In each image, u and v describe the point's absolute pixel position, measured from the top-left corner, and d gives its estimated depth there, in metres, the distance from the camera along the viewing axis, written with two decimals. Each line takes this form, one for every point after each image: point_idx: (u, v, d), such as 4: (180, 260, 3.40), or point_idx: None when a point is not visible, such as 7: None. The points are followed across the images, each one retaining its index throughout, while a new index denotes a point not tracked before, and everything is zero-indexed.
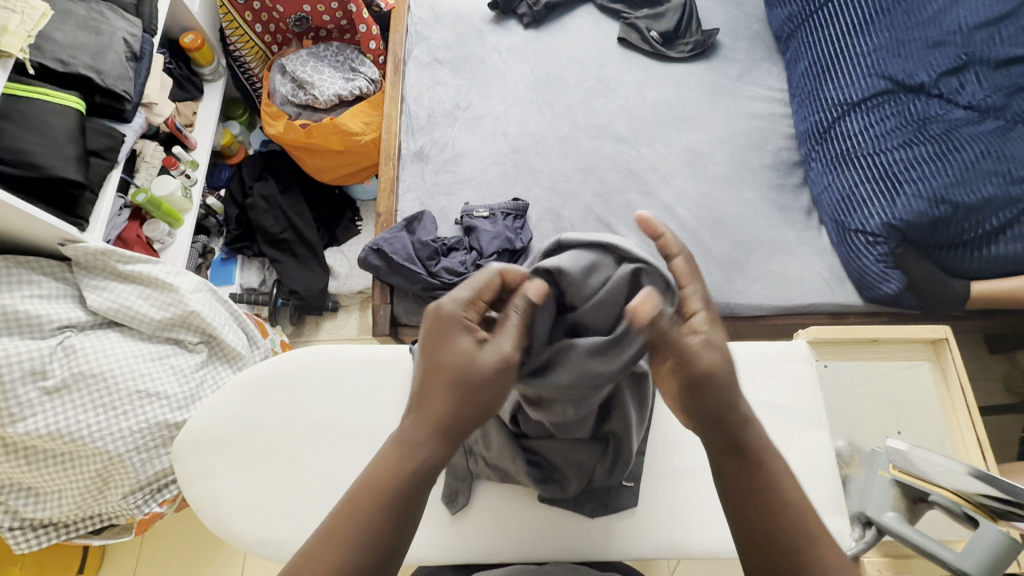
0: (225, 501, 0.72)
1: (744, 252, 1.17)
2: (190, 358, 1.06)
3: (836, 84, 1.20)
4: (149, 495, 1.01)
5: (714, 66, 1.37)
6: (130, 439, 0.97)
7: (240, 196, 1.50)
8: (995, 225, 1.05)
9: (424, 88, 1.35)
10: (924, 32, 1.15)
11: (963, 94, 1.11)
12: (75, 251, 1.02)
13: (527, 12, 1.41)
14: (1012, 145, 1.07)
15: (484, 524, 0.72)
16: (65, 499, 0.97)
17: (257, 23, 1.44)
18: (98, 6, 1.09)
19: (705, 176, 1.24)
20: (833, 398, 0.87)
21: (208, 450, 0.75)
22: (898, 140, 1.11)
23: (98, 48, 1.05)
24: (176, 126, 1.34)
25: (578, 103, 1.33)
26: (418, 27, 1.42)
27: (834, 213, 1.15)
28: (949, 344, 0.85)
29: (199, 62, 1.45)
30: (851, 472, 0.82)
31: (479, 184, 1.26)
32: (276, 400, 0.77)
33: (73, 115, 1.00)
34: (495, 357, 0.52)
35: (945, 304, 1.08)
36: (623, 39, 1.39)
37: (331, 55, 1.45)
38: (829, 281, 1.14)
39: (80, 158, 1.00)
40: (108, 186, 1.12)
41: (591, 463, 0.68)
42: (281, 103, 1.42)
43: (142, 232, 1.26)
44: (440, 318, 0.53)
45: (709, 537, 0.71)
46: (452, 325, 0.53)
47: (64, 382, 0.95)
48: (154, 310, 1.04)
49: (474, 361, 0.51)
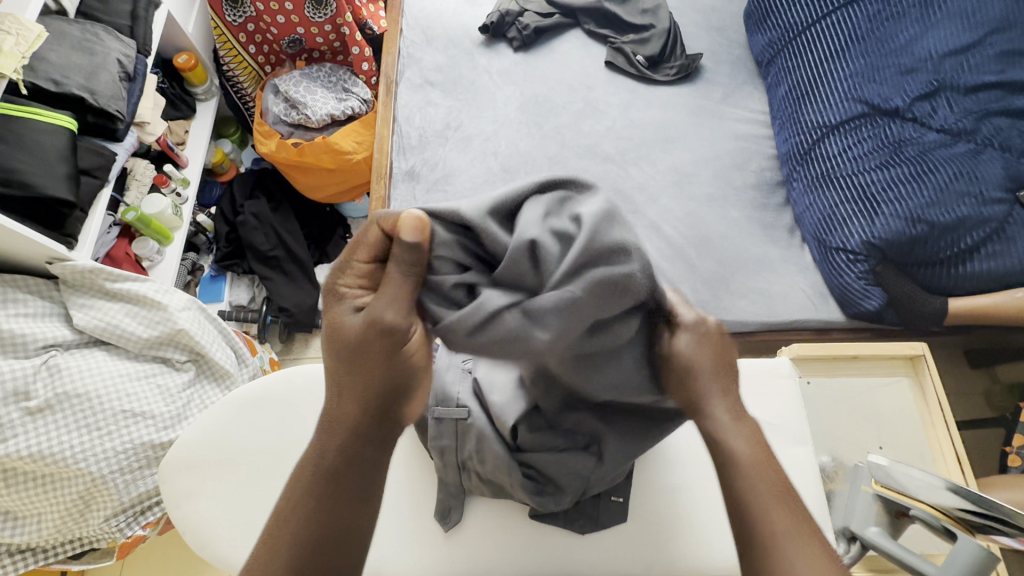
0: (211, 523, 0.72)
1: (729, 269, 1.19)
2: (178, 377, 1.05)
3: (815, 108, 1.24)
4: (132, 518, 0.99)
5: (699, 89, 1.41)
6: (114, 460, 0.95)
7: (230, 213, 1.51)
8: (969, 245, 1.09)
9: (416, 109, 1.38)
10: (897, 59, 1.20)
11: (936, 118, 1.16)
12: (63, 270, 1.01)
13: (516, 36, 1.45)
14: (983, 166, 1.12)
15: (475, 542, 0.72)
16: (43, 523, 0.95)
17: (250, 44, 1.46)
18: (93, 28, 1.10)
19: (691, 196, 1.27)
20: (812, 416, 0.89)
21: (194, 470, 0.74)
22: (875, 162, 1.15)
23: (92, 68, 1.06)
24: (168, 144, 1.34)
25: (567, 123, 1.36)
26: (410, 49, 1.45)
27: (817, 231, 1.18)
28: (927, 360, 0.86)
29: (193, 82, 1.47)
30: (835, 487, 0.82)
31: (469, 203, 1.28)
32: (266, 419, 0.76)
33: (65, 135, 1.00)
34: (363, 318, 0.49)
35: (925, 321, 1.11)
36: (609, 63, 1.43)
37: (324, 75, 1.47)
38: (812, 297, 1.17)
39: (71, 177, 1.00)
40: (99, 204, 1.12)
41: (587, 475, 0.68)
42: (274, 122, 1.43)
43: (131, 250, 1.26)
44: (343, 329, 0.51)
45: (699, 552, 0.71)
46: (335, 297, 0.52)
47: (48, 402, 0.93)
48: (142, 328, 1.04)
49: (339, 329, 0.51)
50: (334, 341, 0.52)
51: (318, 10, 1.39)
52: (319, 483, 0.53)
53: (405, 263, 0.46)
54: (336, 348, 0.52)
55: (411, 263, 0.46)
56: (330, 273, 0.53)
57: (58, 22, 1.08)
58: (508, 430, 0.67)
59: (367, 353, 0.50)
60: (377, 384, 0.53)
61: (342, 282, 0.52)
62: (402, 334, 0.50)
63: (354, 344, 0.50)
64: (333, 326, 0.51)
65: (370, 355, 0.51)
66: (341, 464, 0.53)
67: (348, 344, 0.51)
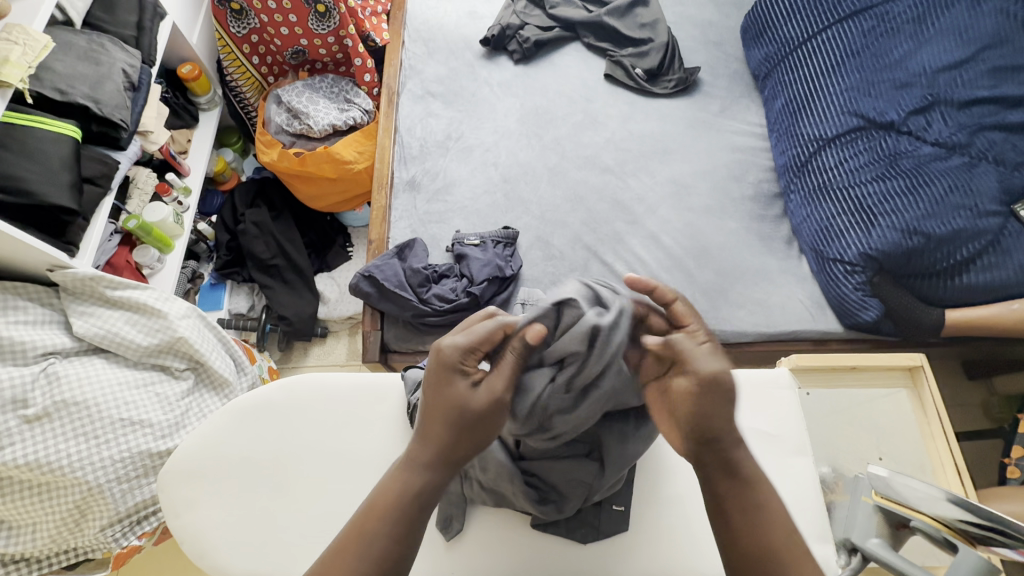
0: (211, 533, 0.71)
1: (728, 280, 1.20)
2: (177, 386, 1.05)
3: (812, 121, 1.26)
4: (128, 528, 0.98)
5: (697, 102, 1.43)
6: (111, 469, 0.95)
7: (232, 222, 1.51)
8: (965, 256, 1.10)
9: (417, 119, 1.39)
10: (891, 74, 1.23)
11: (930, 131, 1.18)
12: (64, 278, 1.02)
13: (517, 49, 1.47)
14: (977, 179, 1.13)
15: (478, 552, 0.71)
16: (38, 533, 0.94)
17: (254, 55, 1.48)
18: (99, 38, 1.11)
19: (689, 207, 1.28)
20: (812, 428, 0.91)
21: (194, 480, 0.74)
22: (871, 175, 1.16)
23: (97, 78, 1.07)
24: (170, 153, 1.35)
25: (566, 135, 1.37)
26: (411, 61, 1.47)
27: (814, 242, 1.19)
28: (925, 371, 0.86)
29: (196, 92, 1.48)
30: (835, 498, 0.85)
31: (469, 213, 1.28)
32: (267, 427, 0.76)
33: (69, 143, 1.01)
34: (485, 394, 0.59)
35: (923, 332, 1.11)
36: (608, 76, 1.45)
37: (326, 86, 1.49)
38: (810, 307, 1.18)
39: (73, 185, 1.01)
40: (101, 212, 1.13)
41: (590, 481, 0.69)
42: (276, 132, 1.44)
43: (132, 258, 1.26)
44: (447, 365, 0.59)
45: (701, 564, 0.70)
46: (454, 370, 0.59)
47: (46, 410, 0.93)
48: (141, 336, 1.04)
49: (463, 405, 0.58)
50: (449, 407, 0.58)
51: (322, 23, 1.40)
52: (391, 526, 0.55)
53: (516, 353, 0.61)
54: (442, 411, 0.58)
55: (526, 357, 0.61)
56: (449, 342, 0.60)
57: (65, 32, 1.09)
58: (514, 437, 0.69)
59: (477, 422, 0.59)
60: (467, 450, 0.59)
61: (458, 356, 0.60)
62: (500, 415, 0.60)
63: (471, 411, 0.58)
64: (454, 400, 0.58)
65: (482, 426, 0.59)
66: (416, 513, 0.56)
67: (449, 399, 0.59)
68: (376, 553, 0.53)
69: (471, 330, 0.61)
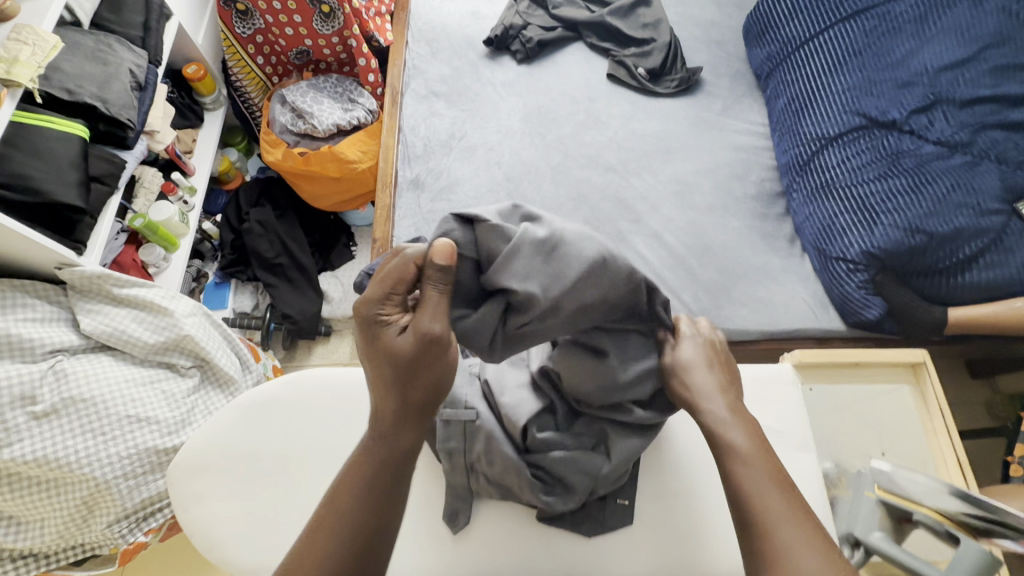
0: (219, 527, 0.72)
1: (731, 278, 1.21)
2: (182, 383, 1.06)
3: (814, 120, 1.26)
4: (135, 524, 0.99)
5: (700, 101, 1.43)
6: (118, 465, 0.96)
7: (236, 221, 1.52)
8: (967, 254, 1.10)
9: (421, 119, 1.40)
10: (893, 73, 1.23)
11: (932, 130, 1.18)
12: (71, 275, 1.02)
13: (520, 49, 1.48)
14: (979, 178, 1.13)
15: (483, 546, 0.72)
16: (46, 529, 0.95)
17: (259, 56, 1.49)
18: (106, 39, 1.12)
19: (692, 206, 1.29)
20: (815, 421, 0.89)
21: (202, 474, 0.74)
22: (873, 173, 1.17)
23: (105, 78, 1.08)
24: (176, 152, 1.36)
25: (569, 134, 1.38)
26: (415, 61, 1.48)
27: (816, 241, 1.20)
28: (928, 368, 0.87)
29: (201, 92, 1.49)
30: (839, 493, 0.82)
31: (473, 212, 1.29)
32: (274, 423, 0.77)
33: (78, 142, 1.02)
34: (413, 336, 0.56)
35: (925, 330, 1.12)
36: (611, 75, 1.46)
37: (330, 86, 1.49)
38: (813, 305, 1.18)
39: (82, 184, 1.02)
40: (108, 211, 1.14)
41: (595, 475, 0.69)
42: (281, 132, 1.45)
43: (138, 256, 1.27)
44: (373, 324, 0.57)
45: (705, 558, 0.71)
46: (375, 324, 0.57)
47: (54, 407, 0.94)
48: (148, 333, 1.05)
49: (394, 352, 0.56)
50: (384, 358, 0.56)
51: (326, 23, 1.41)
52: (360, 491, 0.56)
53: (435, 282, 0.56)
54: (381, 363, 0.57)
55: (449, 281, 0.56)
56: (365, 295, 0.57)
57: (73, 33, 1.10)
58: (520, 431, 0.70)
59: (419, 367, 0.57)
60: (422, 396, 0.58)
61: (379, 304, 0.57)
62: (438, 347, 0.56)
63: (406, 357, 0.56)
64: (384, 351, 0.56)
65: (423, 369, 0.57)
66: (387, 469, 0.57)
67: (384, 351, 0.56)
68: (348, 528, 0.54)
69: (383, 275, 0.57)
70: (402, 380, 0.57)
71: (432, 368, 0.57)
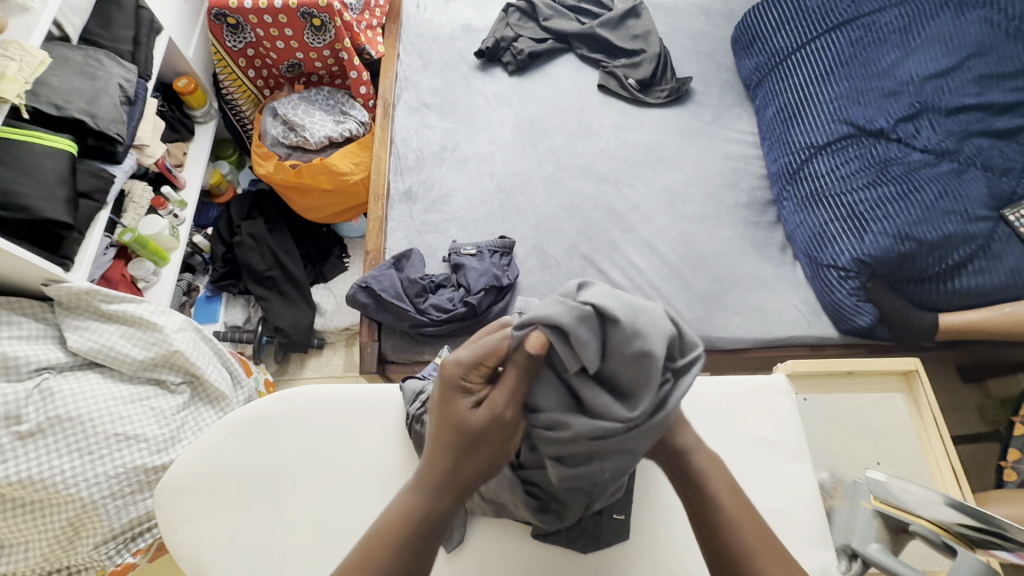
0: (208, 549, 0.70)
1: (724, 287, 1.21)
2: (172, 400, 1.04)
3: (803, 129, 1.28)
4: (122, 546, 0.97)
5: (690, 111, 1.44)
6: (105, 485, 0.94)
7: (227, 234, 1.51)
8: (956, 261, 1.11)
9: (412, 131, 1.40)
10: (880, 83, 1.25)
11: (919, 138, 1.19)
12: (59, 292, 1.01)
13: (511, 61, 1.48)
14: (967, 185, 1.15)
15: (478, 563, 0.70)
16: (31, 551, 0.93)
17: (250, 69, 1.49)
18: (95, 53, 1.12)
19: (684, 215, 1.29)
20: (810, 429, 0.87)
21: (191, 494, 0.73)
22: (862, 181, 1.18)
23: (94, 93, 1.07)
24: (166, 166, 1.36)
25: (561, 145, 1.39)
26: (407, 73, 1.49)
27: (808, 249, 1.20)
28: (921, 377, 0.87)
29: (192, 105, 1.48)
30: (835, 503, 0.81)
31: (465, 223, 1.29)
32: (264, 442, 0.76)
33: (65, 157, 1.01)
34: (486, 413, 0.56)
35: (917, 336, 1.12)
36: (602, 86, 1.47)
37: (322, 99, 1.49)
38: (806, 313, 1.19)
39: (69, 200, 1.01)
40: (96, 226, 1.13)
41: (592, 488, 0.68)
42: (272, 144, 1.45)
43: (127, 271, 1.26)
44: (445, 378, 0.57)
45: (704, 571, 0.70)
46: (455, 390, 0.57)
47: (39, 426, 0.92)
48: (137, 349, 1.03)
49: (466, 424, 0.56)
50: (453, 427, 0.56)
51: (317, 36, 1.42)
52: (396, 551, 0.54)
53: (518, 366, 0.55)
54: (450, 436, 0.56)
55: (532, 367, 0.55)
56: (452, 357, 0.58)
57: (61, 48, 1.10)
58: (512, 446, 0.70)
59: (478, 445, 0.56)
60: (473, 474, 0.57)
61: (461, 376, 0.57)
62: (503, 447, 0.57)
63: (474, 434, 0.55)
64: (453, 418, 0.56)
65: (483, 447, 0.56)
66: (422, 539, 0.55)
67: (475, 436, 0.56)
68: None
69: (477, 344, 0.57)
70: (458, 452, 0.56)
71: (493, 448, 0.57)
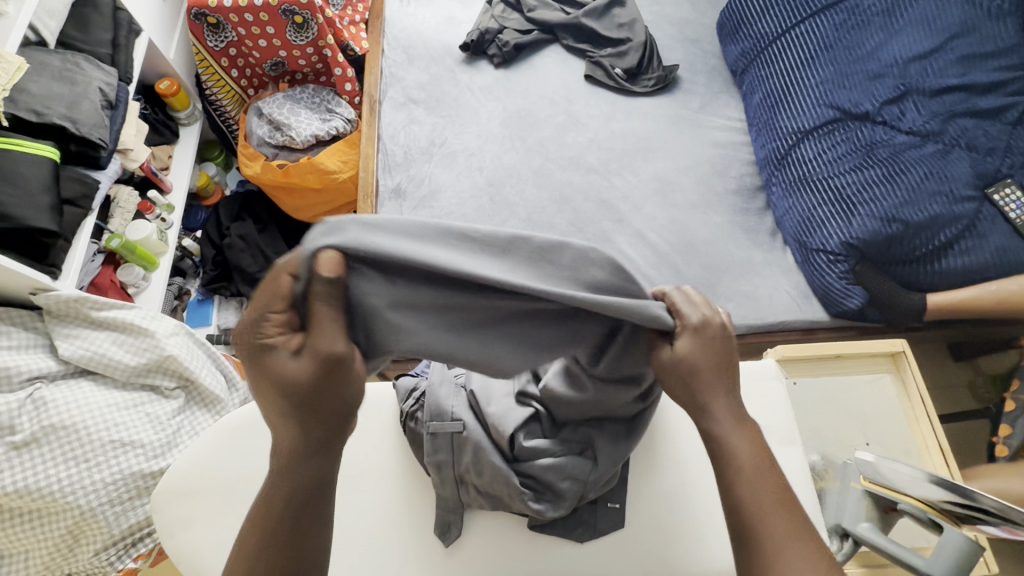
0: (206, 553, 0.70)
1: (715, 274, 1.22)
2: (167, 405, 1.04)
3: (790, 114, 1.28)
4: (124, 551, 0.97)
5: (678, 99, 1.44)
6: (103, 492, 0.94)
7: (217, 236, 1.50)
8: (943, 241, 1.12)
9: (399, 127, 1.39)
10: (864, 66, 1.25)
11: (905, 120, 1.20)
12: (47, 301, 1.01)
13: (497, 53, 1.48)
14: (952, 166, 1.15)
15: (477, 557, 0.71)
16: (31, 560, 0.94)
17: (233, 68, 1.48)
18: (74, 57, 1.10)
19: (675, 203, 1.30)
20: (800, 414, 0.89)
21: (189, 499, 0.73)
22: (849, 165, 1.19)
23: (74, 98, 1.06)
24: (151, 170, 1.34)
25: (549, 137, 1.38)
26: (392, 68, 1.47)
27: (797, 233, 1.21)
28: (907, 357, 0.88)
29: (175, 108, 1.47)
30: (826, 485, 0.82)
31: (456, 218, 1.29)
32: (259, 444, 0.76)
33: (47, 165, 1.00)
34: (295, 359, 0.45)
35: (906, 316, 1.13)
36: (589, 77, 1.46)
37: (307, 97, 1.48)
38: (797, 298, 1.20)
39: (54, 207, 1.00)
40: (82, 233, 1.12)
41: (585, 478, 0.69)
42: (258, 145, 1.44)
43: (116, 277, 1.25)
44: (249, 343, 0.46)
45: (696, 557, 0.71)
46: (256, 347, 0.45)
47: (33, 436, 0.92)
48: (129, 356, 1.03)
49: (288, 378, 0.45)
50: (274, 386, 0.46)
51: (300, 34, 1.40)
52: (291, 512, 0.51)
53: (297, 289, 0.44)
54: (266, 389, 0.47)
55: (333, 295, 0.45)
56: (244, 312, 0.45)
57: (38, 53, 1.08)
58: (506, 439, 0.69)
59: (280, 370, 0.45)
60: (319, 414, 0.48)
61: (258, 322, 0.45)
62: (336, 370, 0.47)
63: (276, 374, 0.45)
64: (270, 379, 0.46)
65: (316, 399, 0.47)
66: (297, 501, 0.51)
67: (280, 381, 0.46)
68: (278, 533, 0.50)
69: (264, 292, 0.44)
70: (293, 411, 0.47)
71: (293, 375, 0.45)
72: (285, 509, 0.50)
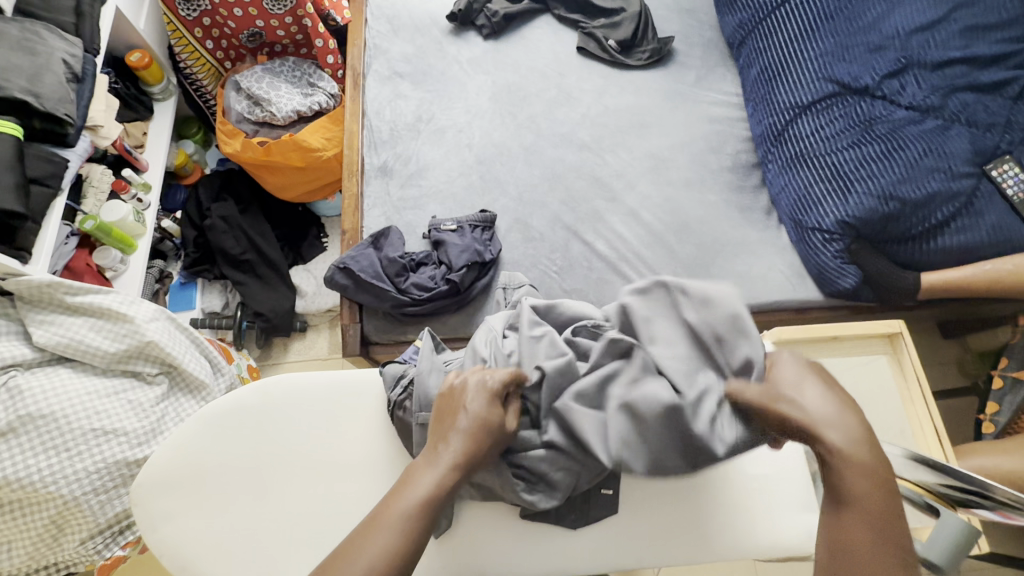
0: (192, 545, 0.69)
1: (710, 254, 1.20)
2: (150, 392, 1.01)
3: (787, 89, 1.24)
4: (111, 539, 0.96)
5: (673, 73, 1.40)
6: (87, 481, 0.91)
7: (198, 216, 1.45)
8: (939, 219, 1.11)
9: (385, 102, 1.34)
10: (865, 38, 1.21)
11: (904, 95, 1.17)
12: (18, 286, 0.96)
13: (485, 24, 1.41)
14: (951, 142, 1.13)
15: (469, 545, 0.71)
16: (16, 550, 0.92)
17: (207, 39, 1.40)
18: (33, 26, 1.03)
19: (668, 181, 1.26)
20: None
21: (170, 490, 0.71)
22: (847, 141, 1.16)
23: (35, 70, 1.00)
24: (125, 148, 1.28)
25: (541, 112, 1.34)
26: (376, 40, 1.41)
27: (793, 212, 1.20)
28: (904, 339, 0.91)
29: (148, 81, 1.40)
30: None
31: (445, 198, 1.25)
32: (242, 434, 0.74)
33: (10, 142, 0.95)
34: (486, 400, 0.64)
35: (899, 295, 1.12)
36: (582, 49, 1.41)
37: (287, 70, 1.42)
38: (791, 277, 1.18)
39: (19, 187, 0.94)
40: (52, 215, 1.07)
41: (578, 468, 0.67)
42: (237, 121, 1.38)
43: (92, 260, 1.20)
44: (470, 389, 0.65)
45: (687, 541, 0.72)
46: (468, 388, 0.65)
47: (11, 426, 0.89)
48: (108, 342, 0.99)
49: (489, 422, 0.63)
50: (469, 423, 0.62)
51: (277, 2, 1.33)
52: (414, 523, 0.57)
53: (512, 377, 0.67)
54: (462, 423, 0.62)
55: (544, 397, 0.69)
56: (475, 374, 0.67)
57: None
58: None
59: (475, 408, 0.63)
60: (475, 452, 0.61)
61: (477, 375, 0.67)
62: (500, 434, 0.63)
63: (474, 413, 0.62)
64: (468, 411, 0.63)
65: (482, 447, 0.62)
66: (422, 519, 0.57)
67: (474, 421, 0.62)
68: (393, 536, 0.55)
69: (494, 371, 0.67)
70: (465, 444, 0.61)
71: (484, 428, 0.62)
72: (415, 516, 0.57)
